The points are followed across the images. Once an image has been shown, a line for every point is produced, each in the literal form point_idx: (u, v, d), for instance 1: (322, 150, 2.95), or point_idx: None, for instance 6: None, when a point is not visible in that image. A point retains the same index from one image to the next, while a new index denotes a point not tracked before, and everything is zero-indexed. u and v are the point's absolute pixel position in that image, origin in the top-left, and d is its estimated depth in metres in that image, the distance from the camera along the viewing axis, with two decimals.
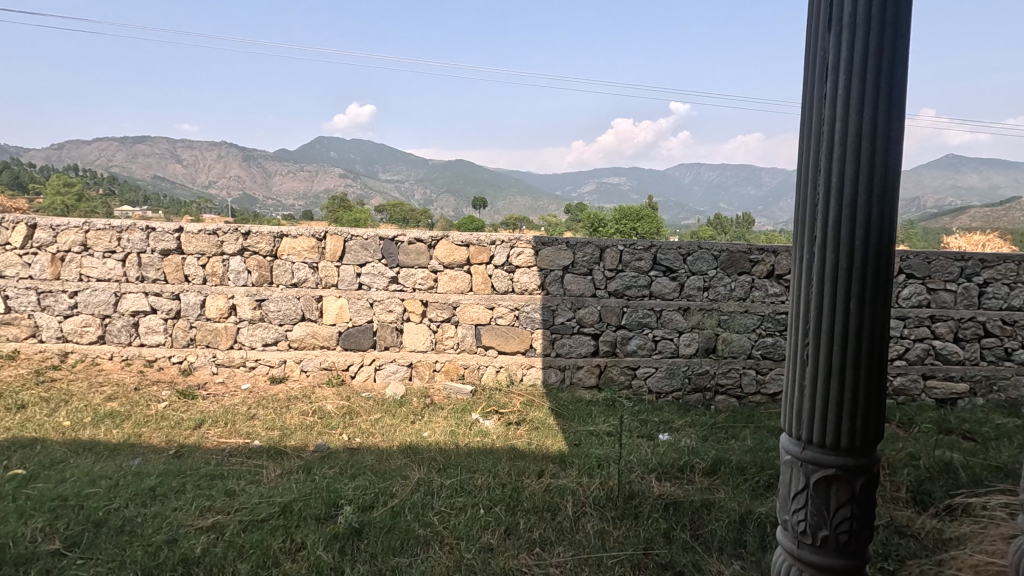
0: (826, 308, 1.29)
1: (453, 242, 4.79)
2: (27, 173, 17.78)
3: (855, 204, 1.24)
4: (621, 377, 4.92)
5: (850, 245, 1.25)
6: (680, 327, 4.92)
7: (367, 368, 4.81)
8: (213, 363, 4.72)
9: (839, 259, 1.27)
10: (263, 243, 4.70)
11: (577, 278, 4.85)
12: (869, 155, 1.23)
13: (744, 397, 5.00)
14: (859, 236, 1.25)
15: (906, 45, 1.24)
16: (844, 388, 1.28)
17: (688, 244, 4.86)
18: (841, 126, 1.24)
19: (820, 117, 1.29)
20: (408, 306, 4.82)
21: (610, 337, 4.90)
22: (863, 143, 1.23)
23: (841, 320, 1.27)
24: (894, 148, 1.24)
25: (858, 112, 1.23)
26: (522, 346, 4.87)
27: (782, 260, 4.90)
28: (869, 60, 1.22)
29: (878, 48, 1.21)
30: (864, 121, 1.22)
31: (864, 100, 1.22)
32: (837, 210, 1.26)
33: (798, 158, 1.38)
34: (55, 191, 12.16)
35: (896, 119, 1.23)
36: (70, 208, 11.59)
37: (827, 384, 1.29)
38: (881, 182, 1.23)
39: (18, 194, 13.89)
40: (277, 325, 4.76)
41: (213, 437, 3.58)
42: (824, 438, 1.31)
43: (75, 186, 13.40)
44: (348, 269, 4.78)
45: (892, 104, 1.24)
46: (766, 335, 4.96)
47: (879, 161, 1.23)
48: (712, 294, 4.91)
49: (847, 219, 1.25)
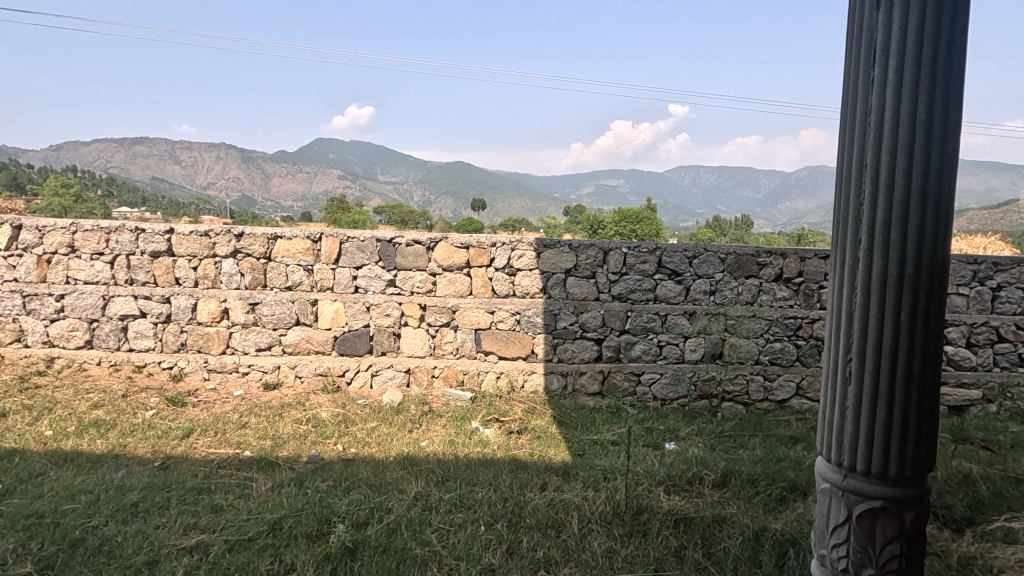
0: (873, 319, 1.16)
1: (453, 244, 4.65)
2: (23, 174, 17.64)
3: (907, 204, 1.11)
4: (625, 383, 4.79)
5: (901, 249, 1.12)
6: (686, 332, 4.78)
7: (364, 374, 4.67)
8: (205, 369, 4.58)
9: (888, 264, 1.14)
10: (257, 245, 4.56)
11: (580, 282, 4.71)
12: (923, 147, 1.10)
13: (751, 404, 4.86)
14: (911, 239, 1.11)
15: (966, 23, 1.10)
16: (893, 408, 1.15)
17: (694, 247, 4.72)
18: (890, 118, 1.12)
19: (867, 107, 1.16)
20: (406, 310, 4.68)
21: (613, 343, 4.76)
22: (917, 134, 1.10)
23: (890, 333, 1.14)
24: (952, 140, 1.11)
25: (910, 102, 1.10)
26: (524, 350, 4.73)
27: (790, 263, 4.77)
28: (924, 39, 1.09)
29: (936, 27, 1.08)
30: (917, 111, 1.10)
31: (918, 88, 1.09)
32: (885, 210, 1.14)
33: (839, 153, 1.26)
34: (53, 192, 12.13)
35: (954, 107, 1.10)
36: (69, 209, 11.55)
37: (873, 404, 1.17)
38: (937, 180, 1.10)
39: (15, 195, 13.83)
40: (271, 329, 4.62)
41: (202, 447, 3.43)
42: (869, 466, 1.19)
43: (71, 187, 13.27)
44: (344, 272, 4.64)
45: (949, 91, 1.11)
46: (774, 340, 4.83)
47: (935, 154, 1.10)
48: (719, 298, 4.78)
49: (897, 221, 1.12)
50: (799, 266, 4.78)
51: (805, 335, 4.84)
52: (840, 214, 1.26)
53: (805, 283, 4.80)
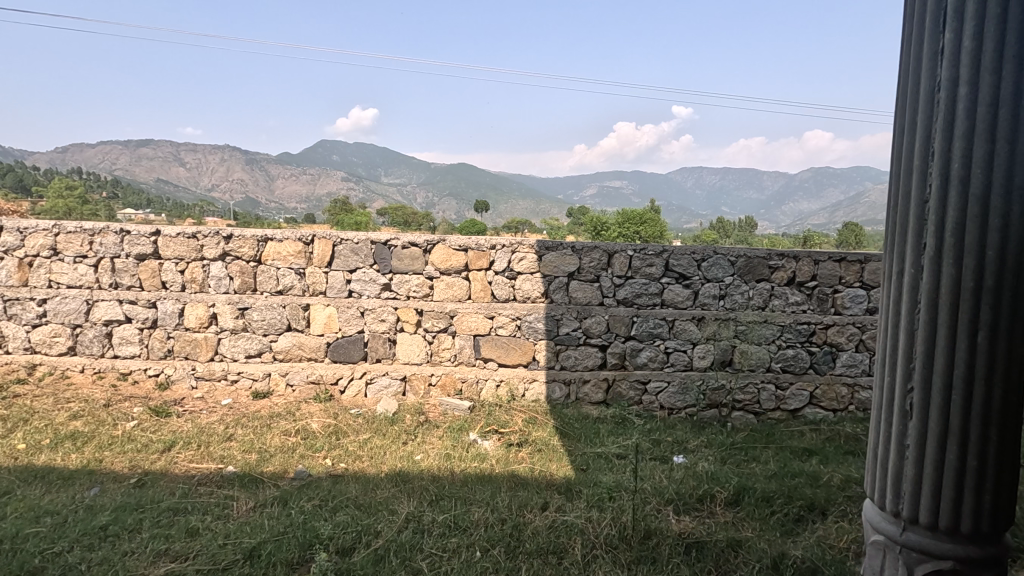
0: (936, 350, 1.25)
1: (450, 247, 4.46)
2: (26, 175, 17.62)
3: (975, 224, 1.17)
4: (631, 392, 4.59)
5: (969, 279, 1.19)
6: (695, 338, 4.58)
7: (358, 382, 4.48)
8: (192, 377, 4.40)
9: (955, 294, 1.20)
10: (246, 247, 4.37)
11: (583, 286, 4.51)
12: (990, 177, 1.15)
13: (762, 413, 4.66)
14: (980, 267, 1.17)
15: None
16: (957, 439, 1.25)
17: (703, 249, 4.52)
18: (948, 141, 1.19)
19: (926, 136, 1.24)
20: (402, 316, 4.49)
21: (618, 349, 4.56)
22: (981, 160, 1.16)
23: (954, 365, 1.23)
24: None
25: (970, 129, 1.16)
26: (525, 357, 4.54)
27: (803, 266, 4.56)
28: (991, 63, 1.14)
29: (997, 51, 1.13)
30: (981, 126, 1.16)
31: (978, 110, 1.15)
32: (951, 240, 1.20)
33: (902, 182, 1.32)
34: (55, 193, 12.11)
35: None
36: (72, 210, 11.51)
37: (937, 435, 1.27)
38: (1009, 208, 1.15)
39: (16, 195, 13.80)
40: (261, 335, 4.44)
41: (183, 462, 3.24)
42: (933, 502, 1.29)
43: (74, 188, 13.24)
44: (337, 276, 4.45)
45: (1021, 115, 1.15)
46: (786, 347, 4.62)
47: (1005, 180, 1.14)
48: (729, 303, 4.57)
49: (965, 251, 1.19)
50: (812, 269, 4.57)
51: (818, 341, 4.62)
52: (902, 248, 1.33)
53: (819, 286, 4.59)
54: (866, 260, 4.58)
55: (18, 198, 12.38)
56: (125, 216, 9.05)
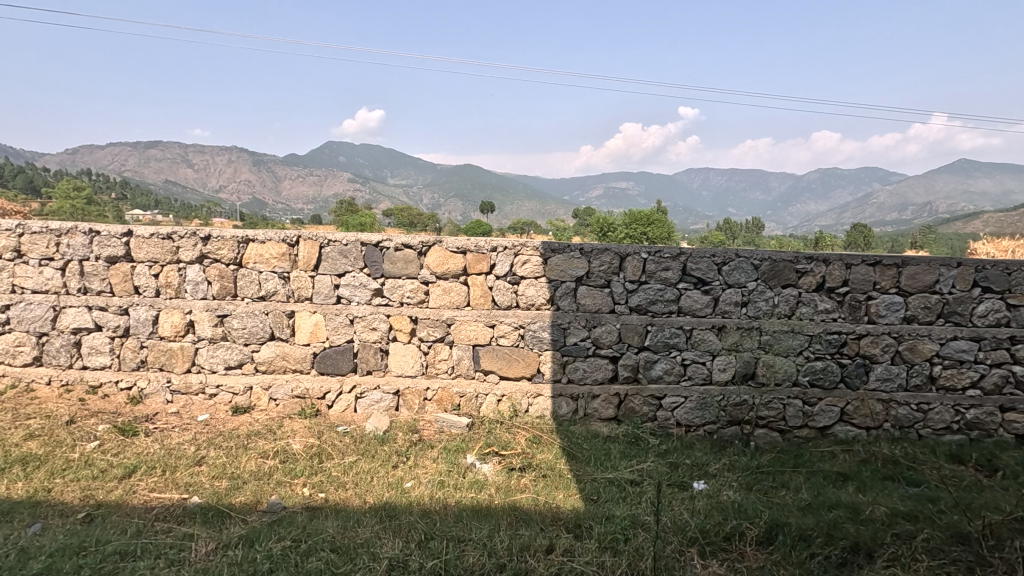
0: None
1: (447, 249, 4.09)
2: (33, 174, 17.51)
3: None
4: (645, 408, 4.20)
5: None
6: (715, 349, 4.18)
7: (347, 397, 4.13)
8: (167, 390, 4.05)
9: None
10: (225, 249, 4.02)
11: (593, 292, 4.12)
12: None
13: (788, 431, 4.26)
14: None
15: None
16: None
17: (724, 252, 4.13)
18: None
19: None
20: (394, 324, 4.12)
21: (631, 361, 4.18)
22: None
23: None
24: None
25: None
26: (529, 370, 4.16)
27: (834, 271, 4.16)
28: None
29: None
30: None
31: None
32: None
33: None
34: (63, 194, 12.15)
35: None
36: (82, 211, 11.54)
37: None
38: None
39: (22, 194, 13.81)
40: (242, 345, 4.09)
41: (142, 491, 2.88)
42: None
43: (81, 189, 13.16)
44: (324, 281, 4.08)
45: None
46: (815, 359, 4.22)
47: None
48: (752, 310, 4.18)
49: None
50: (844, 274, 4.17)
51: (850, 352, 4.22)
52: None
53: (851, 293, 4.19)
54: (903, 263, 4.17)
55: (19, 198, 12.28)
56: (131, 219, 9.00)
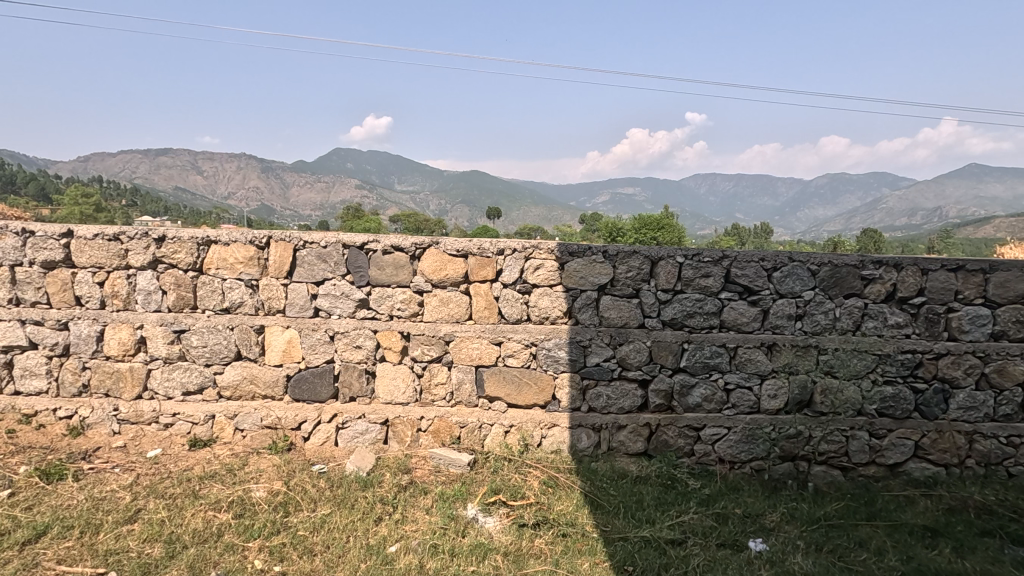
0: None
1: (445, 252, 3.44)
2: (36, 179, 17.14)
3: None
4: (680, 441, 3.54)
5: None
6: (764, 371, 3.51)
7: (326, 428, 3.48)
8: (114, 420, 3.42)
9: None
10: (183, 253, 3.40)
11: (618, 303, 3.46)
12: None
13: (852, 469, 3.57)
14: None
15: None
16: None
17: (776, 256, 3.45)
18: None
19: None
20: (382, 341, 3.47)
21: (663, 386, 3.51)
22: None
23: None
24: None
25: None
26: (542, 397, 3.50)
27: (906, 278, 3.48)
28: None
29: None
30: None
31: None
32: None
33: None
34: (68, 199, 11.98)
35: None
36: (92, 216, 11.43)
37: None
38: None
39: (29, 199, 13.71)
40: (202, 367, 3.45)
41: (47, 564, 2.24)
42: None
43: (87, 195, 12.94)
44: (299, 290, 3.44)
45: None
46: (884, 383, 3.53)
47: None
48: (809, 325, 3.49)
49: None
50: (919, 281, 3.48)
51: (926, 376, 3.53)
52: None
53: (928, 304, 3.50)
54: (991, 269, 3.48)
55: (23, 201, 12.11)
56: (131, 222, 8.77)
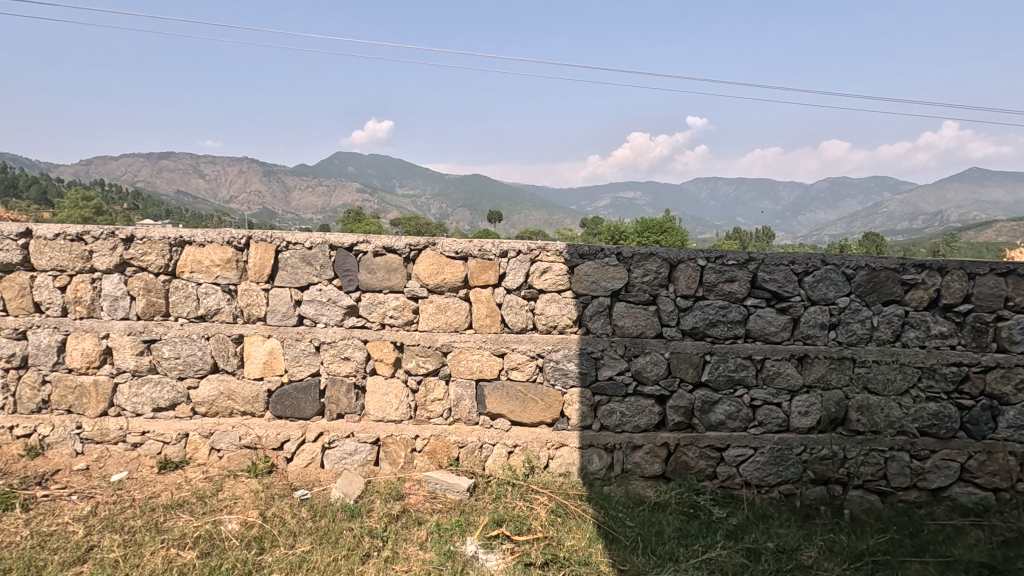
0: None
1: (443, 254, 3.12)
2: (34, 179, 16.79)
3: None
4: (701, 463, 3.21)
5: None
6: (795, 386, 3.18)
7: (311, 448, 3.16)
8: (76, 439, 3.10)
9: None
10: (153, 254, 3.08)
11: (634, 310, 3.13)
12: None
13: (891, 494, 3.24)
14: None
15: None
16: None
17: (808, 258, 3.12)
18: None
19: None
20: (373, 352, 3.15)
21: (683, 402, 3.18)
22: None
23: None
24: None
25: None
26: (549, 414, 3.17)
27: (952, 283, 3.15)
28: None
29: None
30: None
31: None
32: None
33: None
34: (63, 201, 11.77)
35: None
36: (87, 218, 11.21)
37: None
38: None
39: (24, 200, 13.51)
40: (174, 380, 3.13)
41: None
42: None
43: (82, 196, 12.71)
44: (281, 296, 3.12)
45: None
46: (926, 400, 3.20)
47: None
48: (844, 335, 3.17)
49: None
50: (965, 287, 3.15)
51: (973, 392, 3.20)
52: None
53: (975, 312, 3.16)
54: None
55: (17, 203, 11.90)
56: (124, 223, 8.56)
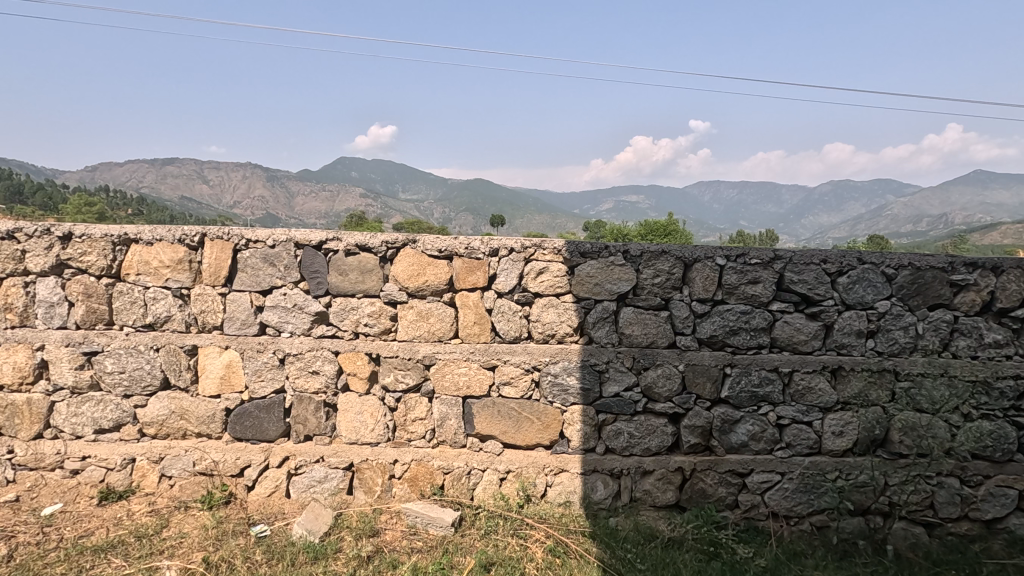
0: None
1: (424, 253, 2.73)
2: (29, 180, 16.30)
3: None
4: (721, 491, 2.81)
5: None
6: (827, 403, 2.78)
7: (275, 475, 2.77)
8: (8, 466, 2.74)
9: None
10: (94, 254, 2.70)
11: (643, 317, 2.74)
12: None
13: (939, 526, 2.82)
14: None
15: None
16: None
17: (842, 256, 2.72)
18: None
19: None
20: (345, 366, 2.76)
21: (700, 422, 2.78)
22: None
23: None
24: None
25: None
26: (546, 436, 2.78)
27: (1008, 284, 2.74)
28: None
29: None
30: None
31: None
32: None
33: None
34: None
35: None
36: None
37: None
38: None
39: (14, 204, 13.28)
40: (119, 398, 2.75)
41: None
42: None
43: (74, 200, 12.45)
44: (240, 301, 2.73)
45: None
46: (978, 418, 2.79)
47: None
48: (884, 344, 2.76)
49: None
50: None
51: None
52: None
53: None
54: None
55: None
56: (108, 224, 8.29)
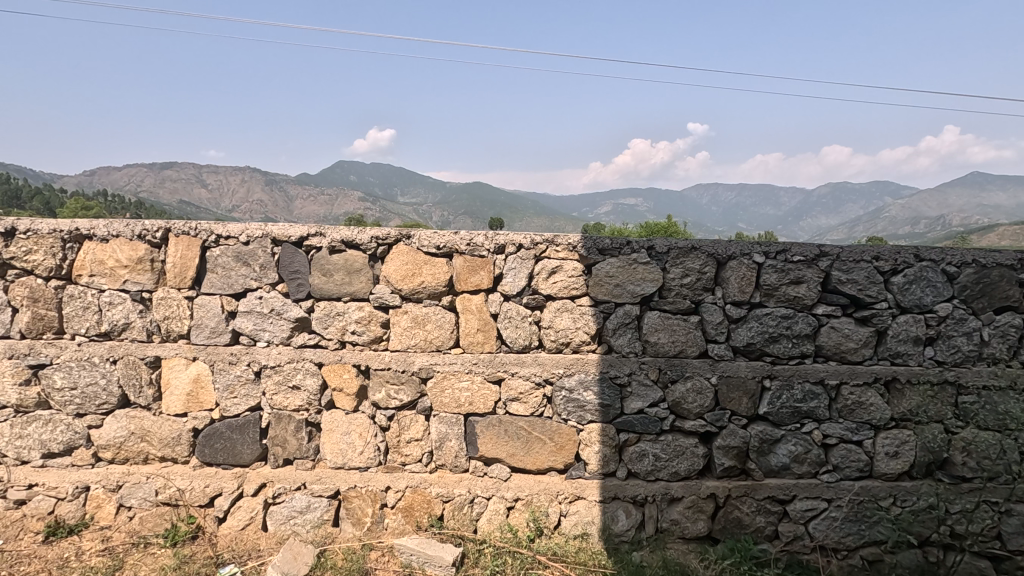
0: None
1: (420, 251, 2.39)
2: (21, 181, 15.93)
3: None
4: (759, 520, 2.46)
5: None
6: (880, 420, 2.43)
7: (250, 506, 2.42)
8: None
9: None
10: (41, 252, 2.35)
11: (671, 322, 2.40)
12: None
13: (1008, 560, 2.47)
14: None
15: None
16: None
17: (897, 253, 2.38)
18: None
19: None
20: (330, 379, 2.41)
21: (735, 442, 2.43)
22: None
23: None
24: None
25: None
26: (560, 459, 2.43)
27: None
28: None
29: None
30: None
31: None
32: None
33: None
34: None
35: None
36: None
37: None
38: None
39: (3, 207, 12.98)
40: (71, 418, 2.40)
41: None
42: None
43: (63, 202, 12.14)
44: (209, 305, 2.39)
45: None
46: None
47: None
48: (944, 353, 2.42)
49: None
50: None
51: None
52: None
53: None
54: None
55: None
56: None
